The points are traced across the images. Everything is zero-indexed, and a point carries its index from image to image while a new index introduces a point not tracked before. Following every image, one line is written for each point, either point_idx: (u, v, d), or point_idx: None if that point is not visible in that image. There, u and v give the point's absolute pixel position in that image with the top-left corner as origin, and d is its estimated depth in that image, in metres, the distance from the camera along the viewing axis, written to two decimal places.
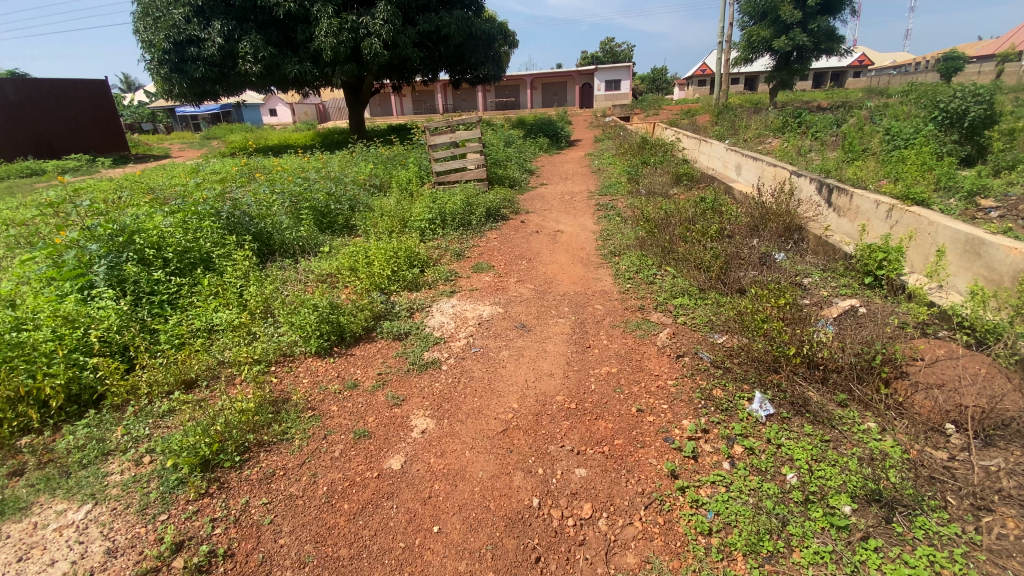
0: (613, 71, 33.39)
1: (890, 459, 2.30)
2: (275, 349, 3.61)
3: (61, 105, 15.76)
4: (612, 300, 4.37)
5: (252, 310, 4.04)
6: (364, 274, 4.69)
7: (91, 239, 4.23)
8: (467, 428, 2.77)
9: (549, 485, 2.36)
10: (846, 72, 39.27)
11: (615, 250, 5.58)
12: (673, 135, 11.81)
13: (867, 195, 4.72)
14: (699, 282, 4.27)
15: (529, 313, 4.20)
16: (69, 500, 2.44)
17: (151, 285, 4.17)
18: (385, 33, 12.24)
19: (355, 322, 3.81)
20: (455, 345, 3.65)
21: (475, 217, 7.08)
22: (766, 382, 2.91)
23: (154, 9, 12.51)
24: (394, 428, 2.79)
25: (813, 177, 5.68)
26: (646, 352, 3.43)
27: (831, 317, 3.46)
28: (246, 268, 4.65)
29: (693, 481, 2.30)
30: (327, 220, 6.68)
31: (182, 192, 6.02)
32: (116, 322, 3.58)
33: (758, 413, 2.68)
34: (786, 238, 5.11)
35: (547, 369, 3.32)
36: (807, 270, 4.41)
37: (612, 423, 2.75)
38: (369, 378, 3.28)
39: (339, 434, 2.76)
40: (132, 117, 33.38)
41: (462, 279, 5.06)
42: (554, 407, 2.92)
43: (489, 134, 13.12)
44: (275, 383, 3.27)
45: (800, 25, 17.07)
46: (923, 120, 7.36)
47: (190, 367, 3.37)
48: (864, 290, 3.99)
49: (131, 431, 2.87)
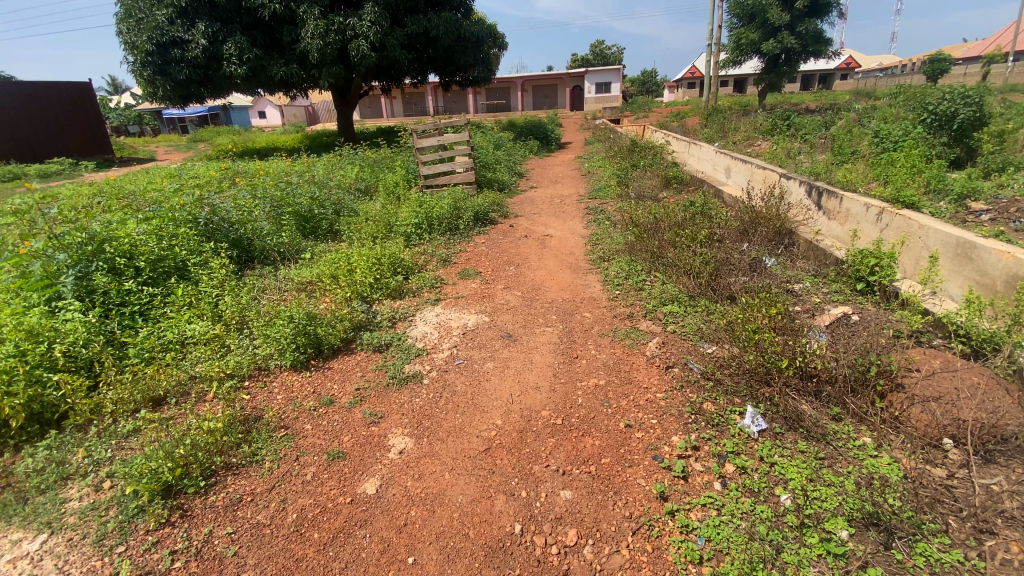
0: (604, 73, 33.37)
1: (887, 478, 2.20)
2: (250, 362, 3.47)
3: (41, 107, 15.39)
4: (600, 307, 4.27)
5: (227, 322, 3.89)
6: (345, 281, 4.54)
7: (58, 247, 4.05)
8: (447, 447, 2.64)
9: (533, 509, 2.24)
10: (833, 75, 39.63)
11: (604, 255, 5.48)
12: (664, 137, 11.76)
13: (857, 198, 4.66)
14: (689, 288, 4.17)
15: (516, 322, 4.08)
16: (23, 529, 2.28)
17: (122, 295, 4.00)
18: (373, 35, 12.08)
19: (333, 333, 3.67)
20: (438, 357, 3.52)
21: (463, 221, 6.96)
22: (757, 395, 2.80)
23: (136, 10, 12.26)
24: (371, 448, 2.65)
25: (802, 180, 5.62)
26: (635, 363, 3.32)
27: (824, 326, 3.37)
28: (222, 276, 4.49)
29: (683, 504, 2.20)
30: (310, 225, 6.51)
31: (158, 197, 5.83)
32: (82, 335, 3.42)
33: (751, 429, 2.57)
34: (776, 242, 5.04)
35: (532, 382, 3.19)
36: (798, 276, 4.33)
37: (599, 440, 2.63)
38: (346, 394, 3.13)
39: (312, 455, 2.63)
40: (117, 120, 32.96)
41: (448, 286, 4.93)
42: (539, 423, 2.80)
43: (478, 136, 13.00)
44: (247, 400, 3.13)
45: (788, 27, 17.13)
46: (911, 122, 7.35)
47: (159, 383, 3.21)
48: (857, 296, 3.91)
49: (94, 453, 2.71)
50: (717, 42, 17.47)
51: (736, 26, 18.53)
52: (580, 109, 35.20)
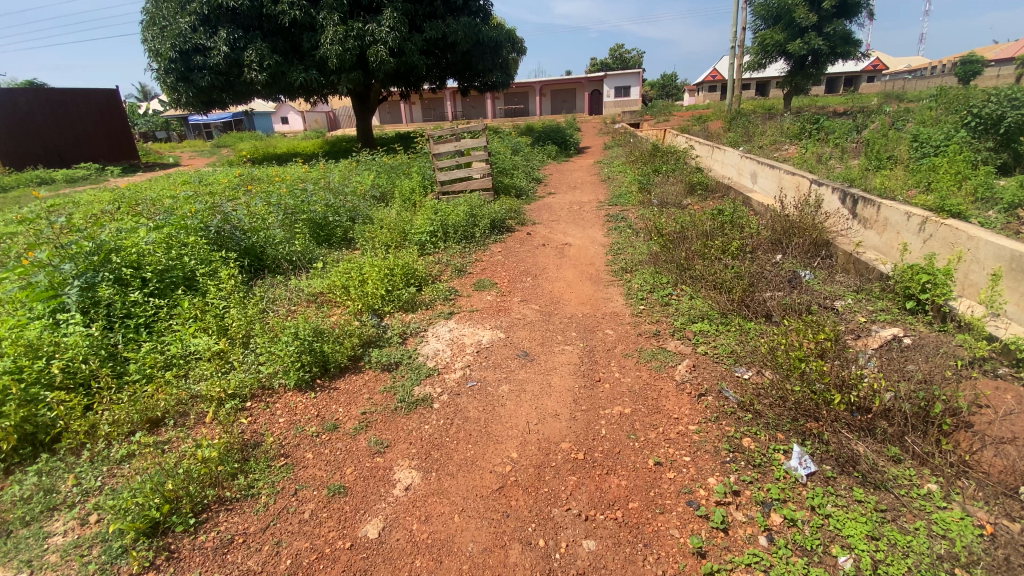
0: (623, 77, 33.00)
1: (962, 539, 1.91)
2: (253, 381, 3.29)
3: (69, 114, 15.69)
4: (623, 324, 4.00)
5: (232, 336, 3.72)
6: (356, 294, 4.37)
7: (64, 258, 3.95)
8: (458, 485, 2.40)
9: (552, 562, 2.00)
10: (860, 76, 38.69)
11: (626, 266, 5.20)
12: (687, 141, 11.43)
13: (897, 206, 4.35)
14: (721, 304, 3.88)
15: (533, 339, 3.84)
16: (1, 568, 2.12)
17: (128, 307, 3.87)
18: (392, 40, 12.00)
19: (340, 351, 3.47)
20: (450, 378, 3.28)
21: (479, 228, 6.74)
22: (803, 430, 2.53)
23: (160, 18, 12.38)
24: (374, 483, 2.44)
25: (837, 186, 5.28)
26: (663, 390, 3.05)
27: (873, 351, 3.08)
28: (230, 287, 4.33)
29: (724, 563, 1.93)
30: (325, 232, 6.40)
31: (169, 205, 5.72)
32: (82, 350, 3.28)
33: (798, 472, 2.29)
34: (812, 254, 4.71)
35: (551, 409, 2.94)
36: (840, 292, 4.01)
37: (626, 480, 2.37)
38: (351, 419, 2.93)
39: (311, 489, 2.42)
40: (145, 126, 33.77)
41: (462, 297, 4.73)
42: (558, 457, 2.55)
43: (496, 142, 12.83)
44: (248, 424, 2.94)
45: (815, 29, 16.63)
46: (953, 126, 6.95)
47: (158, 403, 3.05)
48: (906, 316, 3.58)
49: (83, 482, 2.55)
50: (741, 45, 17.05)
51: (760, 28, 18.06)
52: (599, 112, 35.19)
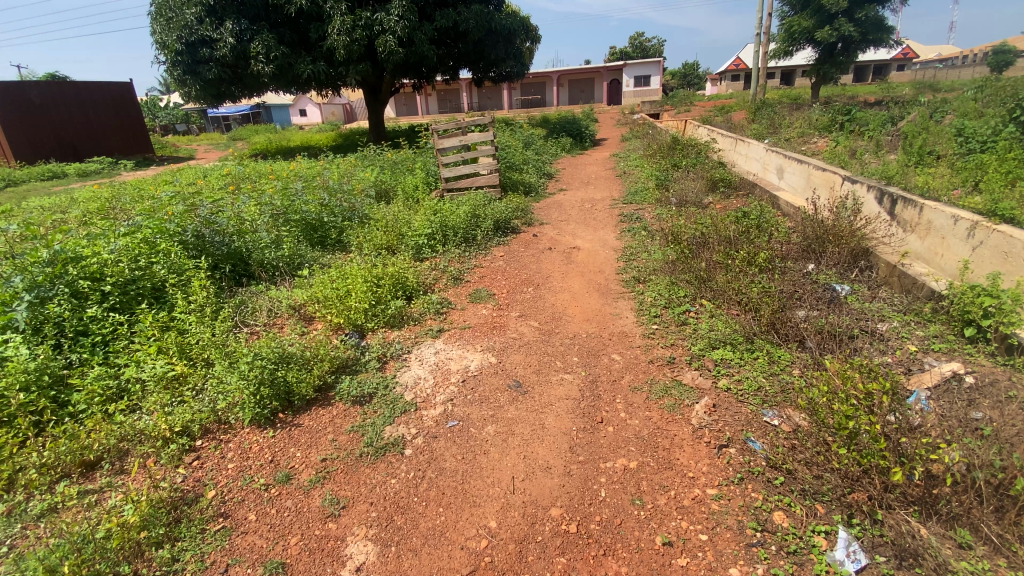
0: (643, 67, 32.19)
1: None
2: (206, 416, 2.90)
3: (85, 109, 15.64)
4: (633, 348, 3.51)
5: (194, 359, 3.34)
6: (337, 307, 3.95)
7: (16, 270, 3.59)
8: (419, 567, 1.98)
9: None
10: (889, 66, 37.27)
11: (639, 276, 4.68)
12: (708, 134, 10.76)
13: (941, 208, 3.82)
14: (747, 327, 3.36)
15: (529, 364, 3.37)
16: None
17: (83, 324, 3.51)
18: (400, 30, 11.50)
19: (306, 380, 3.04)
20: (428, 417, 2.84)
21: (481, 230, 6.29)
22: (849, 503, 2.03)
23: (166, 9, 12.06)
24: (322, 558, 2.03)
25: (873, 185, 4.71)
26: (677, 438, 2.57)
27: (927, 395, 2.57)
28: (199, 298, 3.93)
29: None
30: (318, 234, 6.00)
31: (149, 207, 5.32)
32: (19, 379, 2.93)
33: (846, 568, 1.81)
34: (850, 266, 4.16)
35: (542, 461, 2.48)
36: (883, 313, 3.49)
37: (624, 566, 1.93)
38: (308, 467, 2.52)
39: (245, 566, 2.02)
40: (166, 118, 33.95)
41: (455, 310, 4.29)
42: (546, 529, 2.11)
43: (507, 134, 12.32)
44: (190, 472, 2.56)
45: (846, 14, 15.61)
46: (1003, 119, 6.28)
47: (95, 442, 2.68)
48: (963, 345, 3.04)
49: None
50: (766, 32, 16.21)
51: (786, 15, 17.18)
52: (617, 103, 34.44)
